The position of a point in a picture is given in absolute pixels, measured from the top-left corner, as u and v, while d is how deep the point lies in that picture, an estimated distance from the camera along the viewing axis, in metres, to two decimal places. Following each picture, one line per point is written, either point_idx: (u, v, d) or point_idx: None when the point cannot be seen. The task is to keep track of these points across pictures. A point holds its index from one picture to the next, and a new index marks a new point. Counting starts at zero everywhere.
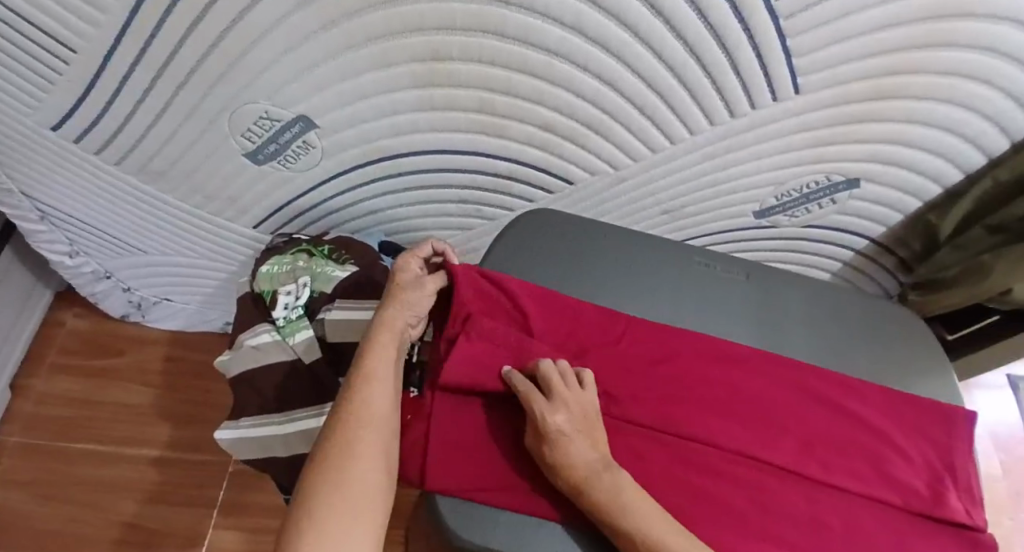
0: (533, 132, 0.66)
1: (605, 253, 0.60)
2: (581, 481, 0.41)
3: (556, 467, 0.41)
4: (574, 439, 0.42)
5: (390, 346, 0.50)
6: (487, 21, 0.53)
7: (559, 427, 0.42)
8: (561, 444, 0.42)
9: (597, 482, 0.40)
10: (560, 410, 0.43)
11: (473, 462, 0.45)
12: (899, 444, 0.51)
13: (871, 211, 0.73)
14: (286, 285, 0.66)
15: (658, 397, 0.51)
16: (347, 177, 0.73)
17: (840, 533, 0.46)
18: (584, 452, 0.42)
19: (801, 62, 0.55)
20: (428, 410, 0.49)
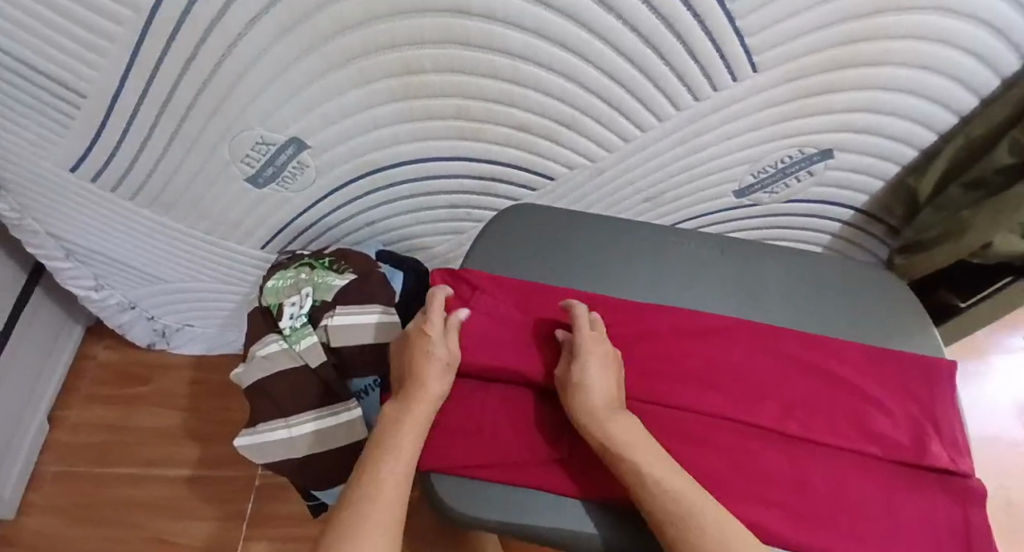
0: (509, 133, 0.69)
1: (583, 239, 0.63)
2: (593, 412, 0.45)
3: (578, 386, 0.47)
4: (601, 363, 0.48)
5: (420, 414, 0.47)
6: (452, 33, 0.57)
7: (593, 343, 0.49)
8: (585, 358, 0.48)
9: (608, 412, 0.45)
10: (599, 342, 0.50)
11: (463, 443, 0.49)
12: (880, 399, 0.52)
13: (850, 180, 0.75)
14: (290, 297, 0.70)
15: (638, 373, 0.53)
16: (341, 193, 0.78)
17: (822, 487, 0.47)
18: (601, 383, 0.47)
19: (755, 41, 0.58)
20: None
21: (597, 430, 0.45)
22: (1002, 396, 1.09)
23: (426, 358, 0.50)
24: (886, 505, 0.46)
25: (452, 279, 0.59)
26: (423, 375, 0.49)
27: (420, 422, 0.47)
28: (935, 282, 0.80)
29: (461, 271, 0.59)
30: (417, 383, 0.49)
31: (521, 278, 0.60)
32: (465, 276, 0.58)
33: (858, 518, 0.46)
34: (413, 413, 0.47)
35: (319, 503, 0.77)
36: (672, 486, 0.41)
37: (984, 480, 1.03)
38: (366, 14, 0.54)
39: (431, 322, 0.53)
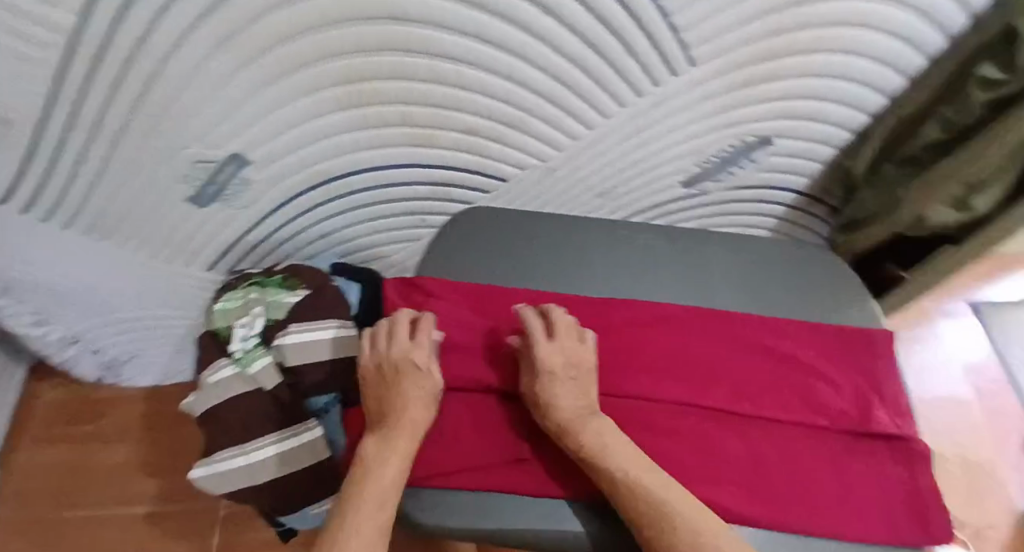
0: (458, 138, 0.69)
1: (537, 238, 0.63)
2: (563, 424, 0.47)
3: (545, 406, 0.47)
4: (563, 375, 0.48)
5: (402, 450, 0.47)
6: (392, 40, 0.55)
7: (560, 363, 0.48)
8: (546, 376, 0.48)
9: (579, 422, 0.47)
10: (557, 352, 0.49)
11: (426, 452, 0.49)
12: (828, 373, 0.54)
13: (790, 164, 0.77)
14: (240, 319, 0.67)
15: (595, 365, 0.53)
16: (290, 206, 0.74)
17: (778, 464, 0.50)
18: (568, 396, 0.47)
19: (690, 35, 0.59)
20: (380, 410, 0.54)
21: (570, 441, 0.46)
22: (952, 358, 1.14)
23: (410, 393, 0.49)
24: (836, 476, 0.49)
25: (407, 286, 0.58)
26: (406, 412, 0.48)
27: (400, 458, 0.46)
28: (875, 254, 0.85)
29: (415, 278, 0.59)
30: (400, 421, 0.48)
31: (477, 280, 0.60)
32: (420, 283, 0.58)
33: (814, 492, 0.49)
34: (396, 453, 0.46)
35: (288, 529, 0.75)
36: (655, 496, 0.43)
37: (941, 442, 1.07)
38: (310, 22, 0.51)
39: (415, 352, 0.51)
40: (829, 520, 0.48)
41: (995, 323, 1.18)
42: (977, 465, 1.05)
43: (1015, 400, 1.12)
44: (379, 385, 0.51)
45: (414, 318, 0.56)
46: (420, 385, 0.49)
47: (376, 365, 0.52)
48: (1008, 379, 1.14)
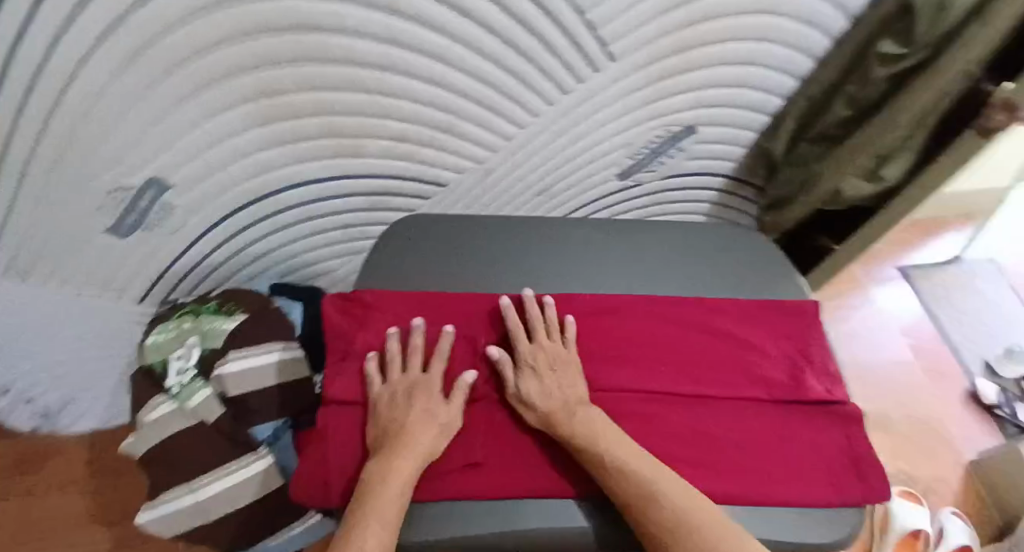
0: (388, 146, 0.68)
1: (475, 241, 0.63)
2: (548, 415, 0.48)
3: (528, 402, 0.49)
4: (548, 373, 0.51)
5: (408, 471, 0.44)
6: (306, 51, 0.54)
7: (543, 357, 0.52)
8: (530, 374, 0.51)
9: (566, 414, 0.48)
10: (543, 353, 0.52)
11: None
12: (762, 347, 0.56)
13: (717, 151, 0.80)
14: (175, 351, 0.64)
15: None
16: (218, 230, 0.71)
17: (724, 439, 0.50)
18: (553, 390, 0.49)
19: (605, 31, 0.60)
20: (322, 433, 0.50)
21: (560, 431, 0.47)
22: (890, 325, 1.20)
23: (426, 419, 0.48)
24: (781, 444, 0.50)
25: (346, 301, 0.57)
26: (419, 435, 0.47)
27: (406, 479, 0.44)
28: (807, 230, 0.87)
29: (354, 292, 0.58)
30: (412, 447, 0.46)
31: (418, 288, 0.59)
32: (360, 296, 0.57)
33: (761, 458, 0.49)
34: (399, 473, 0.44)
35: None
36: (647, 480, 0.43)
37: (893, 405, 1.11)
38: (214, 38, 0.50)
39: (434, 386, 0.51)
40: (777, 485, 0.48)
41: (922, 285, 1.26)
42: (926, 423, 1.10)
43: (949, 357, 1.18)
44: (390, 409, 0.49)
45: (356, 332, 0.55)
46: (433, 411, 0.49)
47: (387, 391, 0.50)
48: (940, 337, 1.20)
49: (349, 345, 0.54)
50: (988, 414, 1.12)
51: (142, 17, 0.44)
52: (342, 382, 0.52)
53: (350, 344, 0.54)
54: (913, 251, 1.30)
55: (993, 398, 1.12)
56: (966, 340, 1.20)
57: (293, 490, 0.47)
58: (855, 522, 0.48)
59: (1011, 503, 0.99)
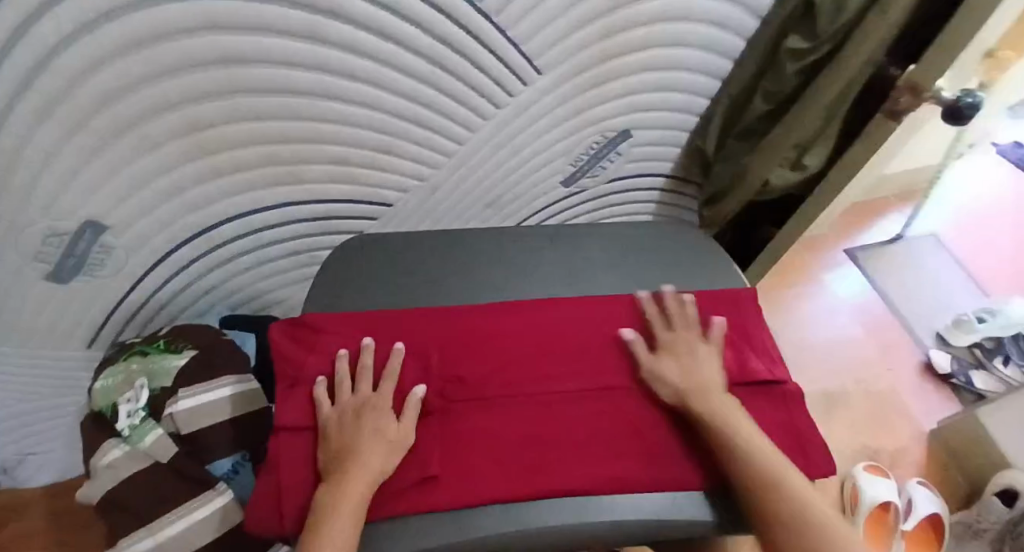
0: (328, 169, 0.67)
1: (420, 258, 0.64)
2: (684, 393, 0.53)
3: (663, 382, 0.54)
4: (689, 362, 0.55)
5: (361, 492, 0.45)
6: (232, 83, 0.54)
7: (684, 344, 0.56)
8: (676, 360, 0.55)
9: (698, 398, 0.52)
10: (684, 344, 0.56)
11: None
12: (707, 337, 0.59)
13: (655, 152, 0.83)
14: (124, 393, 0.63)
15: (491, 369, 0.55)
16: (163, 267, 0.70)
17: (671, 428, 0.53)
18: (694, 374, 0.54)
19: (530, 47, 0.63)
20: (272, 464, 0.49)
21: (694, 409, 0.51)
22: (841, 305, 1.24)
23: (376, 439, 0.49)
24: None
25: (294, 326, 0.57)
26: (370, 457, 0.47)
27: (360, 500, 0.44)
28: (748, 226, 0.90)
29: (303, 317, 0.58)
30: (362, 467, 0.47)
31: (362, 310, 0.59)
32: (307, 321, 0.57)
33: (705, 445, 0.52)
34: (352, 495, 0.44)
35: None
36: (777, 473, 0.47)
37: (850, 380, 1.15)
38: (140, 78, 0.50)
39: (385, 403, 0.52)
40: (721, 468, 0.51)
41: (869, 266, 1.31)
42: (885, 396, 1.14)
43: (903, 332, 1.23)
44: (339, 432, 0.50)
45: (305, 357, 0.55)
46: (383, 431, 0.50)
47: (338, 414, 0.51)
48: (892, 313, 1.25)
49: (298, 371, 0.54)
50: (945, 383, 1.17)
51: (60, 63, 0.44)
52: (293, 407, 0.52)
53: (299, 368, 0.55)
54: (856, 231, 1.36)
55: (947, 367, 1.16)
56: (917, 314, 1.25)
57: (245, 520, 0.47)
58: None
59: (975, 464, 1.04)
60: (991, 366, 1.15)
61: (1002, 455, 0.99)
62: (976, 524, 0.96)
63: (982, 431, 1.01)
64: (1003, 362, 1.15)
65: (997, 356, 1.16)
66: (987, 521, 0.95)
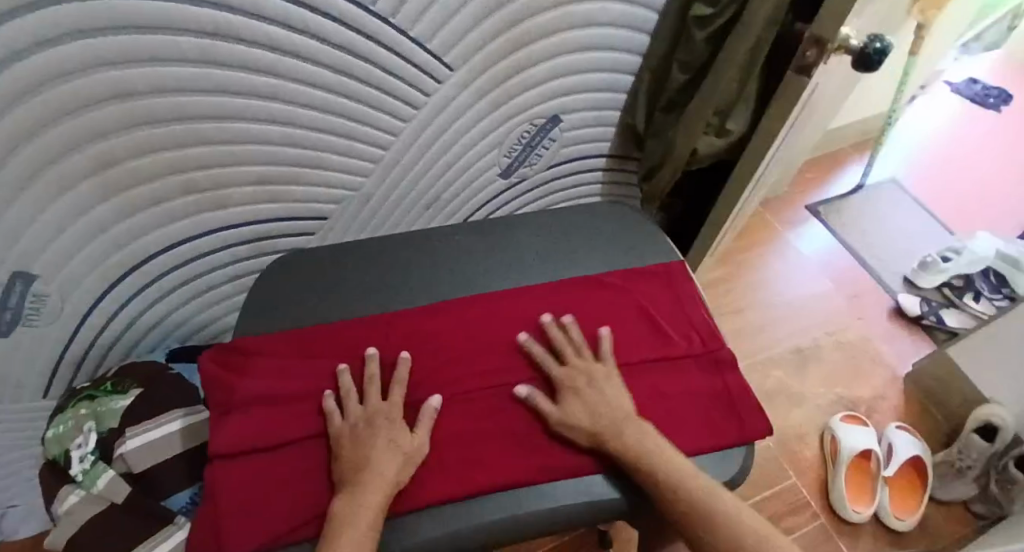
0: (255, 191, 0.65)
1: (351, 272, 0.64)
2: (595, 434, 0.52)
3: (570, 425, 0.52)
4: (592, 396, 0.54)
5: (377, 501, 0.45)
6: (132, 116, 0.52)
7: (579, 376, 0.55)
8: (573, 398, 0.54)
9: (611, 432, 0.51)
10: (580, 377, 0.55)
11: (281, 506, 0.49)
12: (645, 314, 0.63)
13: (589, 133, 0.83)
14: (75, 440, 0.62)
15: (441, 367, 0.58)
16: (112, 297, 0.66)
17: None
18: (597, 409, 0.53)
19: (435, 45, 0.62)
20: (214, 489, 0.50)
21: (612, 446, 0.50)
22: (806, 262, 1.24)
23: (391, 449, 0.49)
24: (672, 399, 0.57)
25: (228, 349, 0.58)
26: (383, 465, 0.48)
27: (375, 509, 0.45)
28: (684, 199, 0.90)
29: (237, 341, 0.58)
30: (379, 474, 0.47)
31: (296, 326, 0.60)
32: (239, 346, 0.58)
33: (659, 419, 0.56)
34: (369, 505, 0.45)
35: None
36: (702, 500, 0.46)
37: (821, 333, 1.15)
38: (33, 123, 0.47)
39: (398, 414, 0.53)
40: (679, 439, 0.54)
41: (832, 220, 1.31)
42: (858, 345, 1.14)
43: (871, 281, 1.23)
44: (351, 441, 0.50)
45: (235, 380, 0.55)
46: (398, 441, 0.50)
47: (348, 424, 0.52)
48: (858, 263, 1.25)
49: (233, 396, 0.55)
50: (918, 325, 1.17)
51: None
52: (236, 428, 0.52)
53: (235, 390, 0.55)
54: (816, 186, 1.36)
55: (917, 310, 1.17)
56: (884, 262, 1.25)
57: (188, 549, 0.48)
58: (741, 459, 0.55)
59: (954, 407, 1.05)
60: (962, 304, 1.17)
61: (977, 390, 1.01)
62: (958, 463, 0.95)
63: (955, 369, 1.03)
64: (973, 298, 1.17)
65: (967, 293, 1.18)
66: (970, 458, 0.94)
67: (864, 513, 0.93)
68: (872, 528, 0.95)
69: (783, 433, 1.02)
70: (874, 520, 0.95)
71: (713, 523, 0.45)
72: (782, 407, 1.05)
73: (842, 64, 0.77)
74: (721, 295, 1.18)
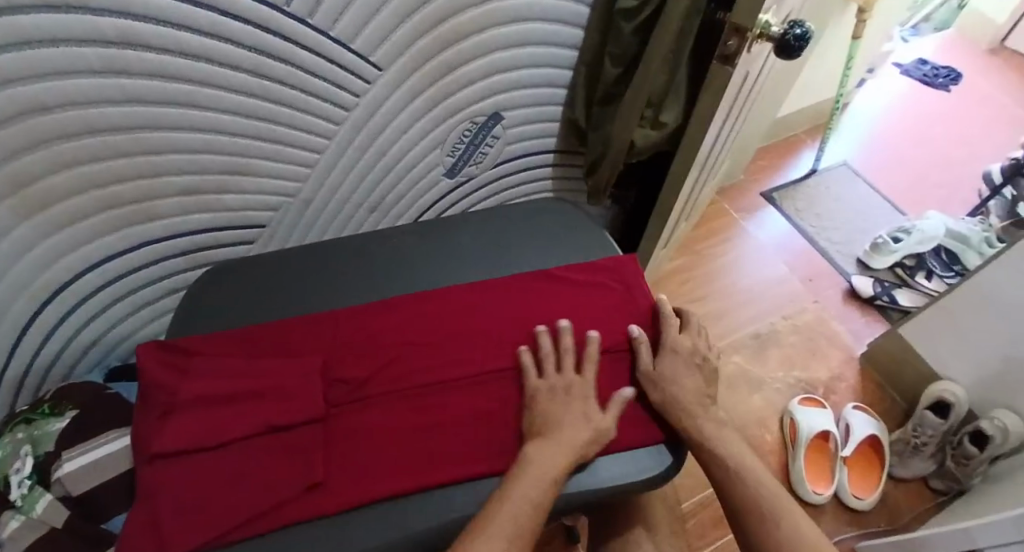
0: (183, 201, 0.64)
1: (289, 280, 0.64)
2: (676, 403, 0.56)
3: (657, 387, 0.58)
4: (684, 370, 0.59)
5: (557, 460, 0.49)
6: (40, 131, 0.50)
7: (683, 346, 0.61)
8: (672, 362, 0.59)
9: (693, 405, 0.57)
10: (684, 345, 0.61)
11: (219, 508, 0.48)
12: (597, 304, 0.64)
13: (533, 130, 0.84)
14: (12, 464, 0.58)
15: (396, 363, 0.58)
16: (44, 316, 0.62)
17: None
18: (685, 382, 0.58)
19: (358, 45, 0.61)
20: (149, 491, 0.49)
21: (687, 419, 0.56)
22: (764, 248, 1.26)
23: (580, 419, 0.54)
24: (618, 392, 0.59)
25: (169, 348, 0.57)
26: (574, 432, 0.52)
27: (554, 468, 0.49)
28: (628, 191, 0.92)
29: (180, 342, 0.57)
30: (567, 437, 0.51)
31: (241, 329, 0.60)
32: (183, 346, 0.57)
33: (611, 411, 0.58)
34: (553, 465, 0.49)
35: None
36: (766, 498, 0.50)
37: (780, 317, 1.17)
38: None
39: (589, 390, 0.57)
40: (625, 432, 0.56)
41: (786, 204, 1.33)
42: (815, 328, 1.17)
43: (827, 265, 1.25)
44: (548, 401, 0.55)
45: (180, 381, 0.54)
46: (593, 416, 0.54)
47: (544, 385, 0.56)
48: (814, 247, 1.27)
49: (176, 398, 0.53)
50: (872, 306, 1.20)
51: None
52: (180, 427, 0.52)
53: (178, 391, 0.54)
54: (768, 172, 1.38)
55: (870, 291, 1.19)
56: (839, 245, 1.28)
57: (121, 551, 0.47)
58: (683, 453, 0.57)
59: (909, 385, 1.07)
60: (914, 282, 1.20)
61: (933, 370, 1.03)
62: (914, 441, 0.97)
63: (908, 347, 1.05)
64: (925, 277, 1.20)
65: (919, 271, 1.20)
66: (925, 436, 0.95)
67: (825, 494, 0.95)
68: (833, 508, 0.96)
69: (746, 418, 1.03)
70: (834, 498, 0.97)
71: (773, 520, 0.48)
72: (743, 392, 1.07)
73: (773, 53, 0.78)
74: (681, 285, 1.19)
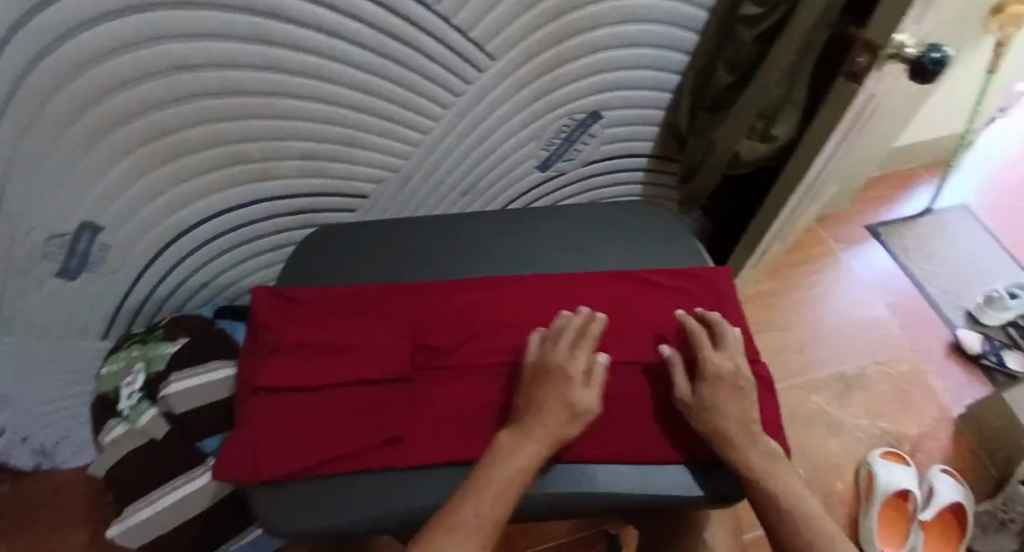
0: (298, 165, 0.68)
1: (385, 247, 0.67)
2: (722, 439, 0.51)
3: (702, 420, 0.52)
4: (726, 394, 0.53)
5: (529, 448, 0.48)
6: (186, 87, 0.55)
7: (724, 367, 0.55)
8: (711, 388, 0.53)
9: (739, 440, 0.51)
10: (723, 367, 0.55)
11: (302, 447, 0.52)
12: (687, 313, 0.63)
13: (630, 133, 0.84)
14: (125, 378, 0.67)
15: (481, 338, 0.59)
16: (170, 251, 0.70)
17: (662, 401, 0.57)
18: (727, 409, 0.52)
19: (476, 33, 0.63)
20: (248, 420, 0.54)
21: (736, 457, 0.50)
22: (859, 285, 1.19)
23: (561, 403, 0.51)
24: None
25: (277, 294, 0.61)
26: (551, 419, 0.50)
27: (526, 456, 0.47)
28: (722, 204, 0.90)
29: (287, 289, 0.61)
30: (545, 425, 0.49)
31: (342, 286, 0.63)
32: (288, 294, 0.61)
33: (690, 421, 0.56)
34: (525, 455, 0.47)
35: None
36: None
37: (869, 361, 1.10)
38: (98, 91, 0.51)
39: (579, 369, 0.53)
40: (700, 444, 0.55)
41: (891, 242, 1.24)
42: (907, 377, 1.08)
43: (930, 311, 1.16)
44: (537, 382, 0.53)
45: (283, 325, 0.58)
46: (573, 398, 0.51)
47: (538, 365, 0.54)
48: (916, 291, 1.18)
49: (279, 340, 0.57)
50: (976, 364, 1.10)
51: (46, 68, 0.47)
52: (279, 367, 0.56)
53: (281, 334, 0.58)
54: (874, 206, 1.30)
55: (977, 348, 1.09)
56: (945, 292, 1.18)
57: (216, 470, 0.51)
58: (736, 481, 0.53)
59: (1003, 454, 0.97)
60: None
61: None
62: (1001, 515, 0.89)
63: (1010, 418, 0.93)
64: None
65: None
66: (1013, 511, 0.87)
67: None
68: None
69: (819, 461, 0.98)
70: None
71: None
72: (818, 433, 1.01)
73: (903, 73, 0.73)
74: (764, 311, 1.15)
